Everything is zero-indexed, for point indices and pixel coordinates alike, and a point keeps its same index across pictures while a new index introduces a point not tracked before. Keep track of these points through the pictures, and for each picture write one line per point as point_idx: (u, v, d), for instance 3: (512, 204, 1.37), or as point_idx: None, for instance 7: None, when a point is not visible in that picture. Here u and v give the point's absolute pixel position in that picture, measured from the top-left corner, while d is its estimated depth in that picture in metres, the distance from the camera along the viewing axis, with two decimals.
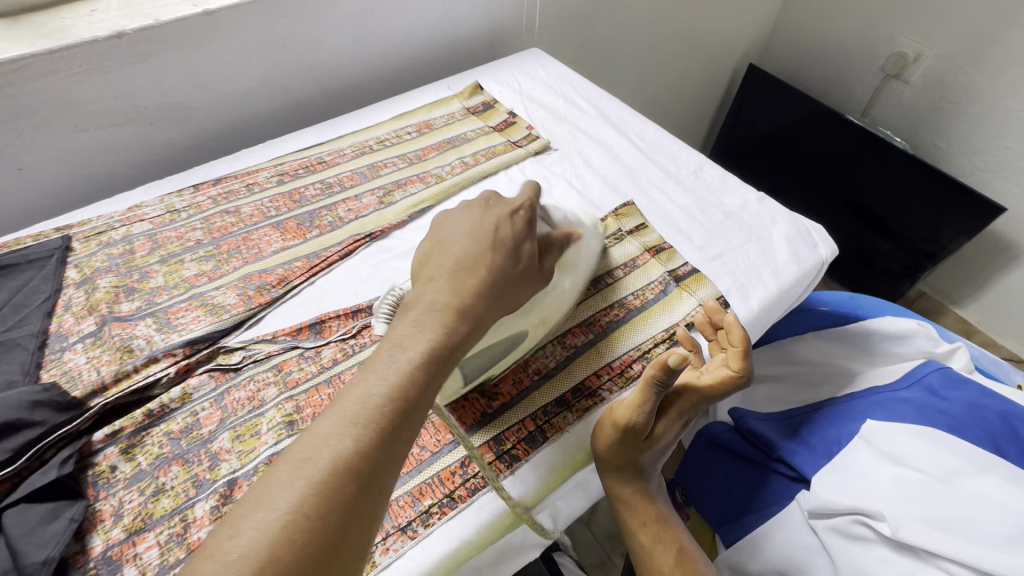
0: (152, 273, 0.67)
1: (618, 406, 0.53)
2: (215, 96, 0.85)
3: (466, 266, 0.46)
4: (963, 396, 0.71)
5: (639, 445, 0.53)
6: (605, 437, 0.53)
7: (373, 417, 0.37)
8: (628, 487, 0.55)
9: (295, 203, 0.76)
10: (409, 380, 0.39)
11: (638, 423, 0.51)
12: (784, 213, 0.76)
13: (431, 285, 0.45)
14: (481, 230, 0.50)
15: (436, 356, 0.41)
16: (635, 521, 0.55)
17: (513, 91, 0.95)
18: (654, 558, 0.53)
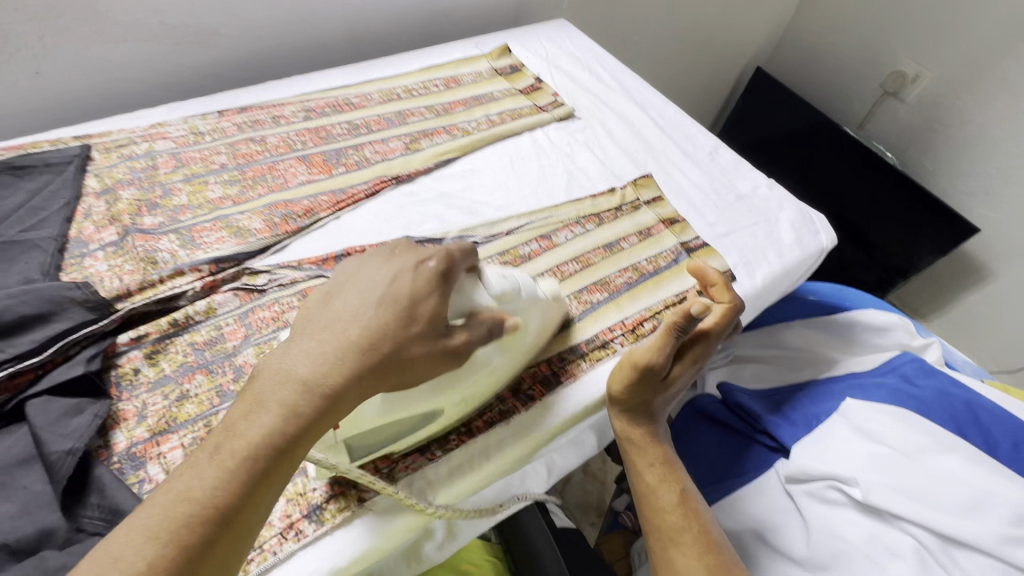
0: (175, 191, 0.66)
1: (638, 350, 0.56)
2: (244, 25, 0.83)
3: (349, 336, 0.39)
4: (934, 384, 0.77)
5: (653, 386, 0.57)
6: (622, 377, 0.57)
7: (233, 462, 0.35)
8: (637, 427, 0.59)
9: (321, 139, 0.76)
10: (266, 432, 0.36)
11: (657, 365, 0.55)
12: (792, 201, 0.80)
13: (294, 351, 0.39)
14: (379, 289, 0.41)
15: (296, 409, 0.37)
16: (642, 462, 0.59)
17: (540, 58, 0.96)
18: (659, 495, 0.56)
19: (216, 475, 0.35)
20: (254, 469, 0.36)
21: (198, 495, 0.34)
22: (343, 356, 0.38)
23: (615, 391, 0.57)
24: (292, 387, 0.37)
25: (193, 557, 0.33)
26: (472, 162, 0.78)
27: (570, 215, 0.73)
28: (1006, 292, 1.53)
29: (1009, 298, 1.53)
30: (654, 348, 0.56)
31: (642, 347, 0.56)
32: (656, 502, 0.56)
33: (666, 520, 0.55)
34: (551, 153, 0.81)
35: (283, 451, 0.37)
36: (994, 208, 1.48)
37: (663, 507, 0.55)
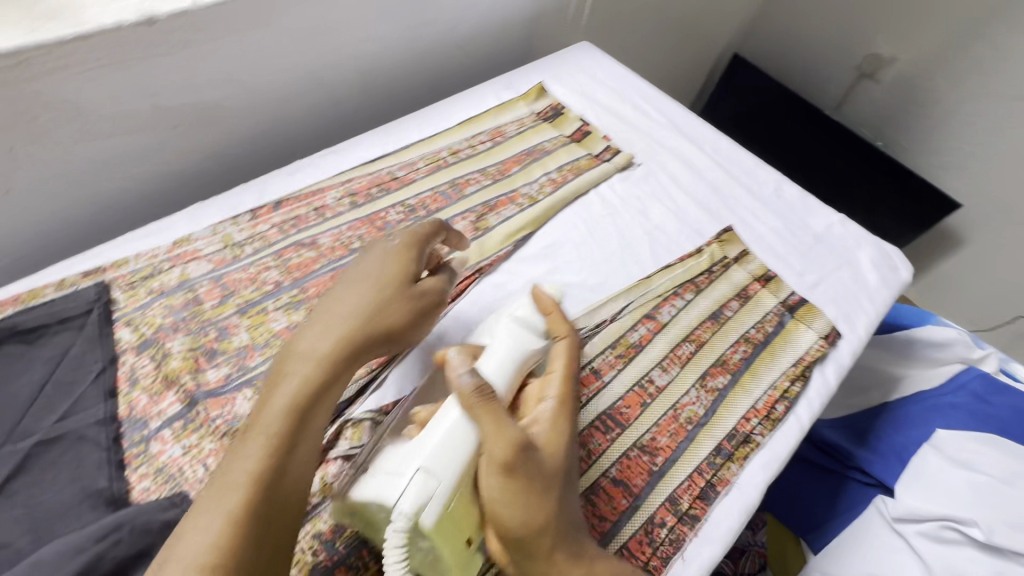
0: (232, 329, 0.55)
1: (484, 421, 0.43)
2: (252, 94, 0.70)
3: (352, 298, 0.48)
4: (1008, 402, 0.80)
5: (542, 490, 0.44)
6: (490, 478, 0.43)
7: (271, 441, 0.40)
8: (560, 560, 0.44)
9: (379, 231, 0.66)
10: (293, 408, 0.41)
11: (516, 449, 0.43)
12: (867, 237, 0.79)
13: (315, 328, 0.46)
14: (372, 262, 0.51)
15: (316, 383, 0.43)
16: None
17: (579, 94, 0.89)
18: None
19: (266, 435, 0.40)
20: (282, 442, 0.40)
21: (244, 476, 0.38)
22: (359, 323, 0.47)
23: (510, 509, 0.43)
24: (306, 359, 0.44)
25: (253, 530, 0.36)
26: (547, 234, 0.71)
27: (667, 285, 0.68)
28: (980, 258, 1.61)
29: (982, 263, 1.61)
30: (504, 427, 0.43)
31: (499, 426, 0.43)
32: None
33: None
34: (624, 213, 0.75)
35: (311, 406, 0.42)
36: (967, 181, 1.55)
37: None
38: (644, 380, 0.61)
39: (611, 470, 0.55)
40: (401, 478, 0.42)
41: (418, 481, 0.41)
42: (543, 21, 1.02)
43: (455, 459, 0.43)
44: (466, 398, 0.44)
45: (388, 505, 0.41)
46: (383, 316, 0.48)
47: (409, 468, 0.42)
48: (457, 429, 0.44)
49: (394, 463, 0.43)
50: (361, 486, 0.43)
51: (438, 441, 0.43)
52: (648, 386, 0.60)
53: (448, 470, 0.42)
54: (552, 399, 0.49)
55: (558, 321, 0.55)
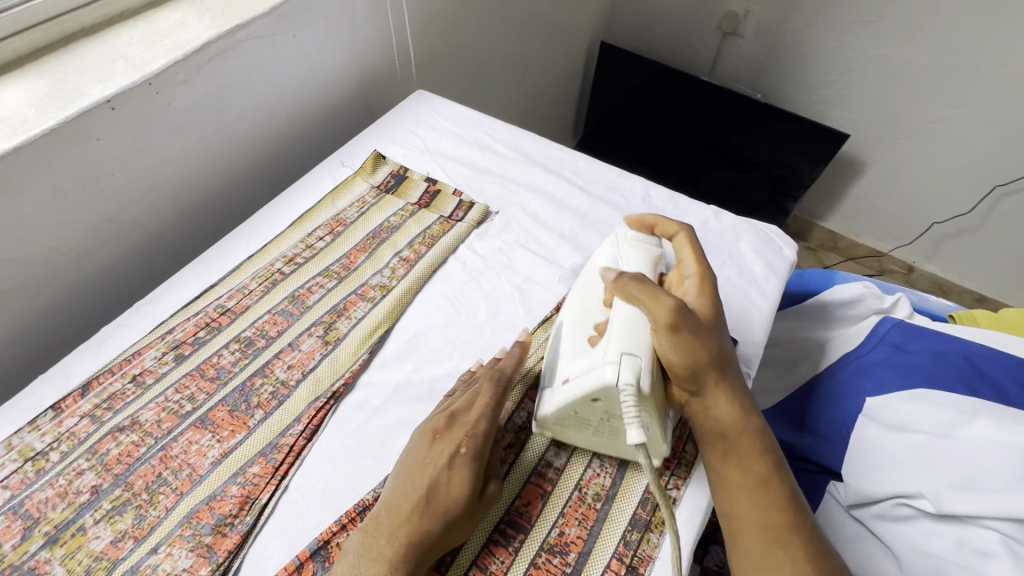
0: (42, 568, 0.46)
1: (643, 297, 0.52)
2: (30, 267, 0.60)
3: (424, 513, 0.46)
4: (926, 345, 0.77)
5: (700, 337, 0.52)
6: (661, 337, 0.51)
7: (389, 563, 0.44)
8: (718, 383, 0.53)
9: (213, 381, 0.58)
10: (403, 547, 0.44)
11: (675, 310, 0.51)
12: (743, 225, 0.76)
13: (409, 485, 0.48)
14: (434, 463, 0.48)
15: (418, 535, 0.45)
16: (706, 424, 0.53)
17: (421, 151, 0.83)
18: (740, 461, 0.51)
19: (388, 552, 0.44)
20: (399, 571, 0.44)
21: None
22: (443, 489, 0.47)
23: (693, 346, 0.51)
24: (405, 506, 0.46)
25: None
26: (407, 326, 0.64)
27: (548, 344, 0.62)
28: (881, 178, 1.63)
29: (886, 182, 1.63)
30: (660, 298, 0.51)
31: (656, 294, 0.52)
32: (733, 459, 0.51)
33: (728, 490, 0.51)
34: (489, 272, 0.69)
35: (420, 554, 0.45)
36: (850, 109, 1.56)
37: (740, 463, 0.51)
38: (541, 465, 0.55)
39: None
40: (608, 361, 0.49)
41: (628, 360, 0.48)
42: (372, 78, 0.96)
43: (644, 341, 0.50)
44: (627, 290, 0.54)
45: (611, 385, 0.47)
46: (461, 480, 0.47)
47: (614, 354, 0.49)
48: (627, 314, 0.52)
49: (596, 357, 0.50)
50: (570, 389, 0.51)
51: (622, 327, 0.51)
52: (547, 471, 0.55)
53: (639, 346, 0.50)
54: (692, 278, 0.58)
55: (667, 224, 0.63)
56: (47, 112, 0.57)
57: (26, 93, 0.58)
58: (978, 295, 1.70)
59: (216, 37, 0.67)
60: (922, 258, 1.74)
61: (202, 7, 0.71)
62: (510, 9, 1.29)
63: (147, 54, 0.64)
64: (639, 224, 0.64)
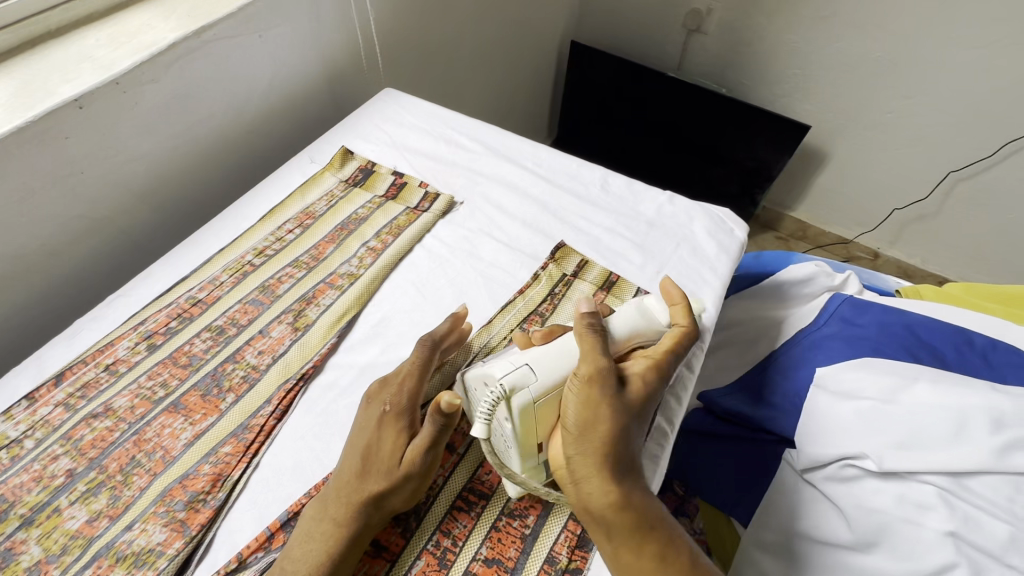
0: (19, 547, 0.48)
1: (581, 342, 0.51)
2: (1, 263, 0.62)
3: (363, 477, 0.48)
4: (872, 318, 0.82)
5: (610, 415, 0.48)
6: (571, 383, 0.50)
7: (338, 523, 0.47)
8: (611, 477, 0.47)
9: (185, 368, 0.60)
10: (346, 508, 0.47)
11: (600, 367, 0.49)
12: (697, 208, 0.80)
13: (349, 453, 0.50)
14: (368, 427, 0.51)
15: (358, 497, 0.47)
16: (584, 507, 0.47)
17: (388, 146, 0.86)
18: (624, 552, 0.46)
19: (334, 515, 0.47)
20: (347, 530, 0.46)
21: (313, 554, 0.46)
22: (376, 454, 0.49)
23: (592, 416, 0.48)
24: (346, 473, 0.49)
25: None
26: (375, 311, 0.67)
27: (510, 324, 0.65)
28: (843, 167, 1.70)
29: (847, 171, 1.70)
30: (593, 348, 0.50)
31: (594, 347, 0.51)
32: (616, 544, 0.47)
33: (614, 573, 0.47)
34: (454, 259, 0.72)
35: (362, 514, 0.47)
36: (810, 101, 1.62)
37: (626, 557, 0.46)
38: None
39: (480, 550, 0.50)
40: (505, 365, 0.51)
41: (521, 371, 0.50)
42: (339, 77, 0.98)
43: (552, 369, 0.51)
44: (573, 330, 0.53)
45: (493, 377, 0.50)
46: (390, 444, 0.50)
47: (518, 359, 0.51)
48: (561, 351, 0.52)
49: (516, 356, 0.53)
50: (479, 367, 0.53)
51: (547, 351, 0.52)
52: None
53: (542, 371, 0.50)
54: (642, 360, 0.53)
55: (687, 310, 0.59)
56: (14, 112, 0.59)
57: None
58: (939, 277, 1.76)
59: (181, 38, 0.69)
60: (886, 244, 1.80)
61: (167, 10, 0.73)
62: (478, 8, 1.32)
63: (113, 55, 0.66)
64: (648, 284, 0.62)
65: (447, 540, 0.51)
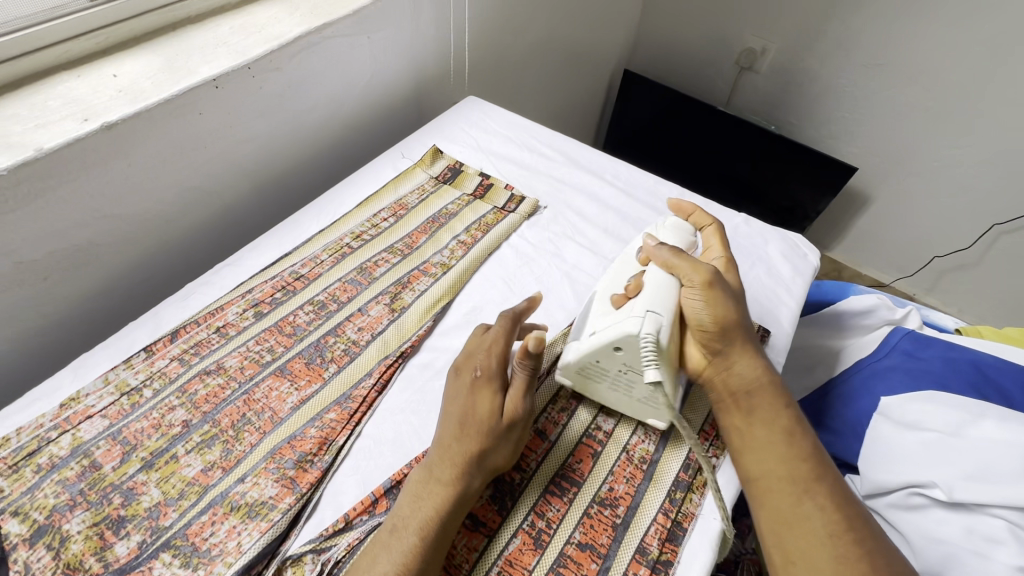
0: (140, 488, 0.50)
1: (682, 263, 0.59)
2: (125, 223, 0.66)
3: (463, 435, 0.50)
4: (936, 352, 0.83)
5: (732, 303, 0.59)
6: (696, 293, 0.58)
7: (444, 481, 0.49)
8: (744, 351, 0.59)
9: (290, 337, 0.63)
10: (452, 466, 0.49)
11: (713, 273, 0.59)
12: (772, 231, 0.82)
13: (447, 416, 0.53)
14: (461, 394, 0.53)
15: (463, 454, 0.49)
16: (731, 385, 0.58)
17: (474, 149, 0.90)
18: (763, 417, 0.56)
19: (441, 474, 0.49)
20: (454, 487, 0.48)
21: (423, 511, 0.47)
22: (472, 413, 0.52)
23: (722, 311, 0.58)
24: (448, 434, 0.51)
25: (435, 532, 0.47)
26: (466, 300, 0.70)
27: None
28: (886, 212, 1.72)
29: (889, 215, 1.72)
30: (698, 262, 0.59)
31: (697, 261, 0.59)
32: (758, 414, 0.56)
33: (752, 440, 0.55)
34: (540, 259, 0.75)
35: (466, 471, 0.49)
36: (858, 145, 1.65)
37: (761, 419, 0.56)
38: (591, 429, 0.60)
39: (574, 535, 0.52)
40: (635, 317, 0.55)
41: (651, 316, 0.54)
42: (426, 83, 1.03)
43: (668, 302, 0.57)
44: (662, 259, 0.61)
45: (633, 335, 0.53)
46: (484, 403, 0.52)
47: (640, 311, 0.55)
48: (664, 275, 0.59)
49: (624, 313, 0.57)
50: (595, 339, 0.56)
51: (652, 289, 0.58)
52: (597, 433, 0.60)
53: (664, 307, 0.56)
54: (719, 260, 0.67)
55: (702, 216, 0.72)
56: (161, 86, 0.63)
57: (142, 67, 0.65)
58: None
59: (304, 33, 0.74)
60: (922, 291, 1.81)
61: (291, 7, 0.78)
62: (548, 31, 1.39)
63: (245, 43, 0.71)
64: (678, 211, 0.74)
65: (541, 521, 0.52)
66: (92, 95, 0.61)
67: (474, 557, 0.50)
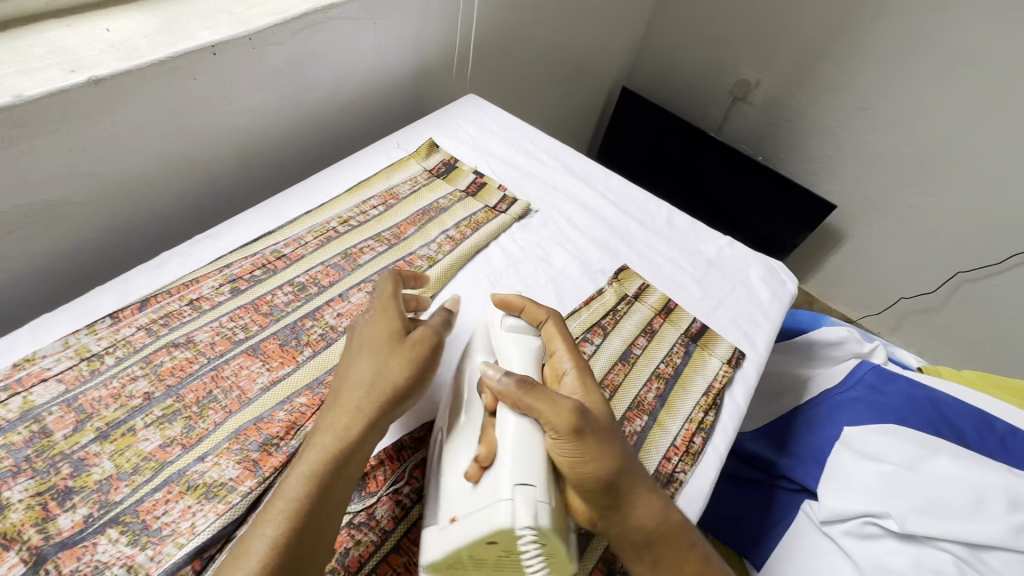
0: (92, 459, 0.48)
1: (538, 403, 0.47)
2: (103, 183, 0.63)
3: (362, 362, 0.50)
4: (899, 389, 0.85)
5: (606, 444, 0.48)
6: (562, 444, 0.46)
7: (349, 408, 0.47)
8: (637, 495, 0.49)
9: (266, 316, 0.61)
10: (350, 392, 0.48)
11: (576, 410, 0.47)
12: (754, 257, 0.84)
13: (347, 358, 0.51)
14: (355, 337, 0.53)
15: (364, 379, 0.48)
16: (630, 539, 0.49)
17: (469, 146, 0.90)
18: (666, 567, 0.49)
19: (338, 410, 0.47)
20: (359, 414, 0.47)
21: (325, 444, 0.45)
22: (369, 343, 0.51)
23: (589, 464, 0.46)
24: (348, 369, 0.50)
25: (335, 466, 0.44)
26: (450, 294, 0.69)
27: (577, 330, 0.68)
28: (859, 250, 1.77)
29: (861, 255, 1.78)
30: (557, 400, 0.47)
31: (553, 400, 0.47)
32: (664, 568, 0.49)
33: None
34: (526, 262, 0.75)
35: (367, 392, 0.48)
36: (838, 183, 1.70)
37: (664, 564, 0.49)
38: None
39: None
40: (504, 503, 0.43)
41: (523, 496, 0.43)
42: (427, 76, 1.03)
43: (534, 463, 0.45)
44: (513, 397, 0.49)
45: (506, 530, 0.42)
46: (381, 332, 0.52)
47: (508, 489, 0.43)
48: (517, 429, 0.47)
49: (487, 495, 0.44)
50: (461, 533, 0.44)
51: (510, 454, 0.46)
52: None
53: (536, 472, 0.45)
54: (571, 372, 0.55)
55: (535, 309, 0.59)
56: (157, 46, 0.61)
57: (138, 26, 0.63)
58: None
59: (310, 10, 0.73)
60: (886, 330, 1.86)
61: None
62: (552, 40, 1.40)
63: (249, 13, 0.69)
64: (505, 308, 0.60)
65: None
66: (81, 47, 0.59)
67: None
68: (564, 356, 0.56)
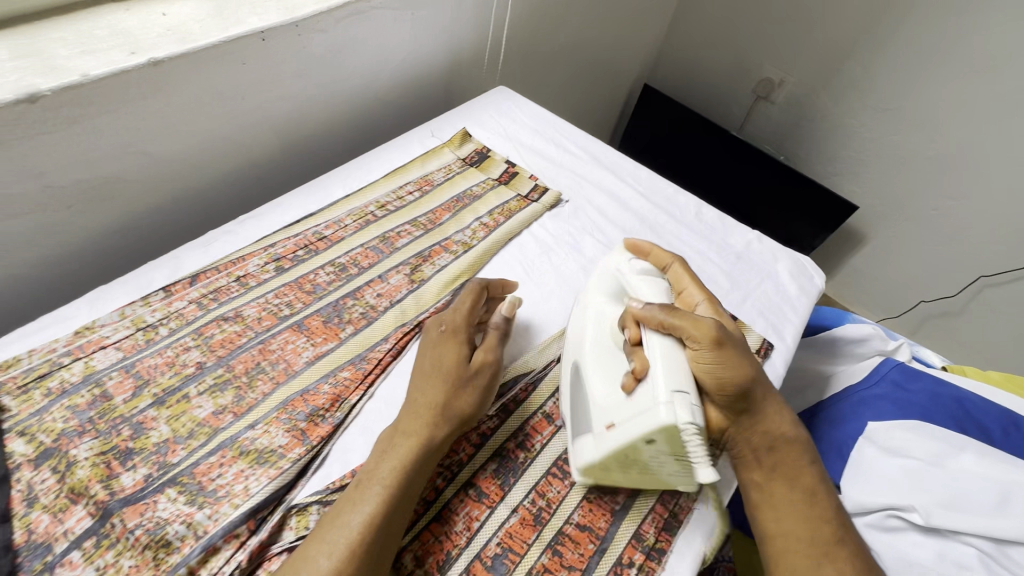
0: (149, 423, 0.50)
1: (681, 321, 0.52)
2: (154, 162, 0.65)
3: (431, 385, 0.51)
4: (924, 387, 0.85)
5: (741, 356, 0.52)
6: (705, 355, 0.51)
7: (427, 421, 0.49)
8: (769, 402, 0.54)
9: (309, 294, 0.63)
10: (424, 410, 0.49)
11: (717, 326, 0.51)
12: (783, 251, 0.85)
13: (419, 373, 0.53)
14: (428, 350, 0.54)
15: (433, 402, 0.50)
16: (758, 445, 0.54)
17: (501, 137, 0.92)
18: (782, 480, 0.53)
19: (416, 419, 0.49)
20: (434, 430, 0.49)
21: (405, 447, 0.47)
22: (438, 366, 0.52)
23: (732, 371, 0.51)
24: (421, 386, 0.51)
25: (413, 470, 0.47)
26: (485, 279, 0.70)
27: None
28: (880, 252, 1.76)
29: (881, 257, 1.77)
30: (699, 318, 0.52)
31: (695, 319, 0.52)
32: (783, 480, 0.53)
33: (768, 500, 0.53)
34: (558, 250, 0.76)
35: (438, 414, 0.49)
36: (860, 184, 1.69)
37: (785, 474, 0.53)
38: None
39: (573, 515, 0.53)
40: (658, 407, 0.47)
41: (679, 400, 0.47)
42: (458, 67, 1.04)
43: (679, 374, 0.50)
44: (655, 320, 0.53)
45: (669, 426, 0.47)
46: (449, 358, 0.53)
47: (666, 394, 0.48)
48: (657, 348, 0.52)
49: (645, 400, 0.49)
50: (618, 435, 0.49)
51: (662, 364, 0.50)
52: None
53: (687, 381, 0.49)
54: (703, 302, 0.63)
55: (662, 253, 0.68)
56: (209, 30, 0.63)
57: (191, 11, 0.65)
58: None
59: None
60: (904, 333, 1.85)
61: None
62: (579, 35, 1.41)
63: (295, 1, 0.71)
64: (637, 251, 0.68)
65: (541, 500, 0.53)
66: (139, 30, 0.61)
67: (476, 526, 0.50)
68: (694, 290, 0.64)
